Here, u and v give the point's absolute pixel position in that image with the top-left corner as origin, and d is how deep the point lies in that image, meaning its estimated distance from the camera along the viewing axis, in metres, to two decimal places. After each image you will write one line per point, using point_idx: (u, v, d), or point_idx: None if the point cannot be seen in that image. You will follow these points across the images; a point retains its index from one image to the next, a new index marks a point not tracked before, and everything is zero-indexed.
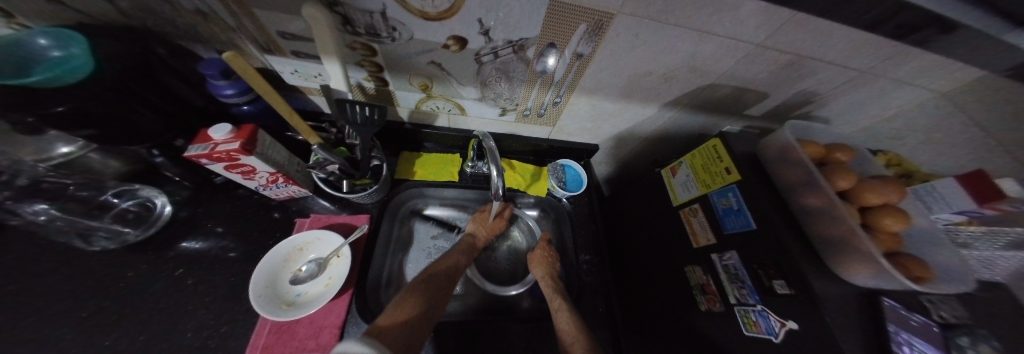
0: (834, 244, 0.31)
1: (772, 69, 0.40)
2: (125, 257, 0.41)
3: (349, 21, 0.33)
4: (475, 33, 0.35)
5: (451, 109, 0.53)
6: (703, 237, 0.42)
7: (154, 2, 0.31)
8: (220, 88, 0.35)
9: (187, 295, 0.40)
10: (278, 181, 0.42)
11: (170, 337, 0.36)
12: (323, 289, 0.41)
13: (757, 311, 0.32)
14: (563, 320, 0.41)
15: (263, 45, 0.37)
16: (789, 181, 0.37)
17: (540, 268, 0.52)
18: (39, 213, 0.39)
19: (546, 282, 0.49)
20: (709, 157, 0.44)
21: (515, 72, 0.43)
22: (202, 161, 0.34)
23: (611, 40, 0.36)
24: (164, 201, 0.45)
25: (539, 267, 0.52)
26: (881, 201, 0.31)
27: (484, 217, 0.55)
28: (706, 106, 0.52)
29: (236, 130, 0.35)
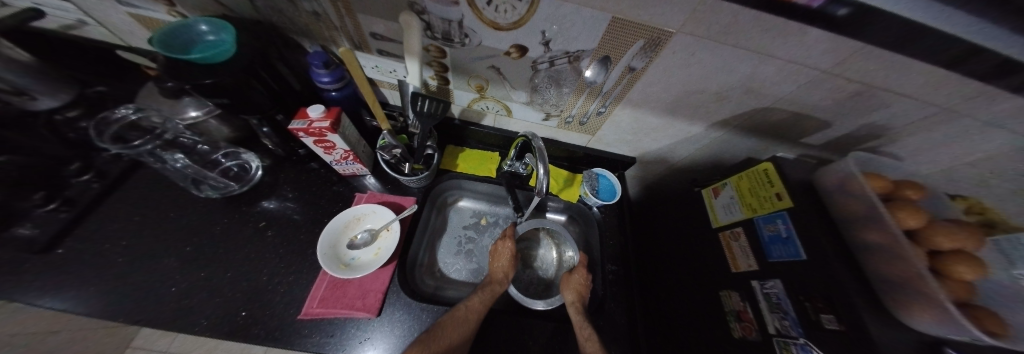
0: (897, 284, 0.29)
1: (837, 98, 0.39)
2: (224, 206, 0.50)
3: (430, 27, 0.38)
4: (536, 43, 0.38)
5: (498, 110, 0.57)
6: (743, 263, 0.41)
7: (283, 4, 0.39)
8: (320, 76, 0.42)
9: (265, 245, 0.47)
10: (349, 158, 0.49)
11: (251, 276, 0.43)
12: (373, 257, 0.47)
13: (799, 344, 0.31)
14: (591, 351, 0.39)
15: (355, 42, 0.43)
16: (847, 215, 0.35)
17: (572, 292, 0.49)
18: (176, 161, 0.49)
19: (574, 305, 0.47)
20: (757, 181, 0.43)
21: (566, 81, 0.45)
22: (299, 134, 0.41)
23: (666, 57, 0.37)
24: (257, 165, 0.54)
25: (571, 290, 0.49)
26: (956, 247, 0.29)
27: (501, 251, 0.53)
28: (758, 130, 0.51)
29: (327, 111, 0.42)
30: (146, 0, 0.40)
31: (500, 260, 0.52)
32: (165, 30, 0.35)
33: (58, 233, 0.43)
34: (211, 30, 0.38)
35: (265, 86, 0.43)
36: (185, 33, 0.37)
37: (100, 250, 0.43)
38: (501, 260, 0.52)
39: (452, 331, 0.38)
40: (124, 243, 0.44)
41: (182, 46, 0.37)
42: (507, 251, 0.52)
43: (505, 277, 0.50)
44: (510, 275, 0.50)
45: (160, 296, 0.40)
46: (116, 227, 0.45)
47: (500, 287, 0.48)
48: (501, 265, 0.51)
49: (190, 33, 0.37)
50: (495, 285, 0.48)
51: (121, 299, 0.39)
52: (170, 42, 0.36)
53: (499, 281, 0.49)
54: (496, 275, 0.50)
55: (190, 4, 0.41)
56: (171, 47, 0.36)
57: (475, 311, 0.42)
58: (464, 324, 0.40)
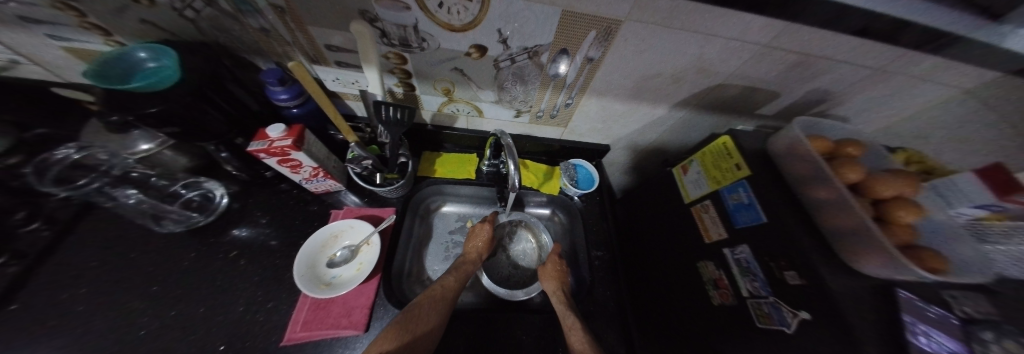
0: (846, 234, 0.32)
1: (780, 69, 0.42)
2: (190, 239, 0.47)
3: (386, 34, 0.38)
4: (494, 42, 0.39)
5: (470, 112, 0.57)
6: (715, 233, 0.44)
7: (229, 23, 0.37)
8: (277, 94, 0.41)
9: (239, 275, 0.45)
10: (319, 175, 0.48)
11: (226, 309, 0.41)
12: (355, 273, 0.46)
13: (769, 303, 0.33)
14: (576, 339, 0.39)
15: (312, 56, 0.42)
16: (799, 176, 0.38)
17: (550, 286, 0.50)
18: (128, 197, 0.47)
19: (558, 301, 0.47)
20: (719, 154, 0.45)
21: (530, 76, 0.46)
22: (261, 156, 0.40)
23: (620, 45, 0.38)
24: (223, 193, 0.52)
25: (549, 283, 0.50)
26: (894, 194, 0.32)
27: (478, 233, 0.54)
28: (716, 106, 0.53)
29: (288, 130, 0.41)
30: (75, 31, 0.38)
31: (477, 242, 0.54)
32: (97, 61, 0.33)
33: (2, 290, 0.40)
34: (150, 56, 0.36)
35: (220, 110, 0.42)
36: (121, 62, 0.35)
37: (52, 303, 0.40)
38: (478, 241, 0.54)
39: (430, 315, 0.40)
40: (78, 291, 0.41)
41: (121, 75, 0.36)
42: (484, 234, 0.54)
43: (478, 257, 0.53)
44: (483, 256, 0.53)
45: (126, 342, 0.37)
46: (68, 276, 0.42)
47: (472, 266, 0.51)
48: (476, 246, 0.54)
49: (127, 61, 0.35)
50: (467, 266, 0.51)
51: (81, 352, 0.36)
52: (105, 73, 0.34)
53: (472, 261, 0.52)
54: (469, 255, 0.53)
55: (127, 31, 0.39)
56: (108, 78, 0.35)
57: (450, 289, 0.45)
58: (440, 302, 0.42)
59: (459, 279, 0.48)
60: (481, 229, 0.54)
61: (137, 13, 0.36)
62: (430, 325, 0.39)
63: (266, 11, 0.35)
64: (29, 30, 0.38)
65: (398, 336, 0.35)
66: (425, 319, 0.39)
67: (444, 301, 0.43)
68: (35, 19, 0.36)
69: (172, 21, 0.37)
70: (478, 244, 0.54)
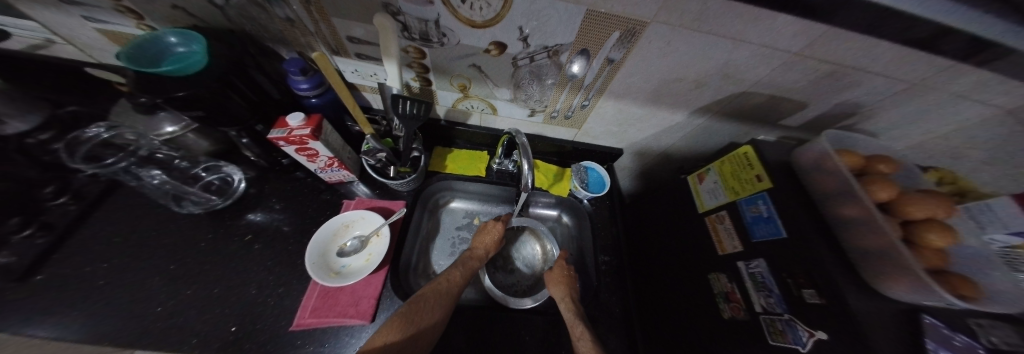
0: (872, 256, 0.30)
1: (810, 79, 0.40)
2: (208, 221, 0.48)
3: (407, 28, 0.38)
4: (514, 39, 0.38)
5: (484, 109, 0.57)
6: (729, 245, 0.42)
7: (255, 11, 0.38)
8: (298, 83, 0.41)
9: (253, 258, 0.46)
10: (334, 165, 0.49)
11: (240, 291, 0.42)
12: (363, 264, 0.46)
13: (784, 320, 0.32)
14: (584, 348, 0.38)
15: (333, 47, 0.43)
16: (824, 192, 0.36)
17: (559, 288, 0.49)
18: (154, 177, 0.49)
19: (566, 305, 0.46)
20: (738, 164, 0.44)
21: (547, 76, 0.46)
22: (279, 143, 0.41)
23: (642, 47, 0.38)
24: (240, 178, 0.53)
25: (558, 287, 0.49)
26: (928, 216, 0.30)
27: (490, 229, 0.54)
28: (737, 115, 0.52)
29: (307, 119, 0.41)
30: (113, 14, 0.39)
31: (487, 237, 0.54)
32: (131, 44, 0.34)
33: (35, 259, 0.42)
34: (180, 41, 0.38)
35: (242, 96, 0.42)
36: (153, 46, 0.36)
37: (80, 274, 0.41)
38: (488, 237, 0.53)
39: (432, 310, 0.39)
40: (105, 265, 0.43)
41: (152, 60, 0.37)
42: (496, 231, 0.54)
43: (485, 254, 0.53)
44: (489, 254, 0.53)
45: (146, 317, 0.39)
46: (95, 250, 0.44)
47: (478, 263, 0.50)
48: (485, 241, 0.53)
49: (157, 46, 0.36)
50: (473, 261, 0.50)
51: (105, 323, 0.38)
52: (137, 56, 0.35)
53: (478, 257, 0.51)
54: (476, 250, 0.52)
55: (159, 16, 0.40)
56: (139, 61, 0.36)
57: (455, 284, 0.44)
58: (443, 298, 0.41)
59: (464, 275, 0.47)
60: (494, 226, 0.54)
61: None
62: (433, 321, 0.38)
63: (291, 1, 0.35)
64: (70, 11, 0.39)
65: (398, 332, 0.35)
66: (430, 316, 0.39)
67: (448, 297, 0.42)
68: (77, 1, 0.37)
69: (203, 8, 0.38)
70: (487, 240, 0.53)
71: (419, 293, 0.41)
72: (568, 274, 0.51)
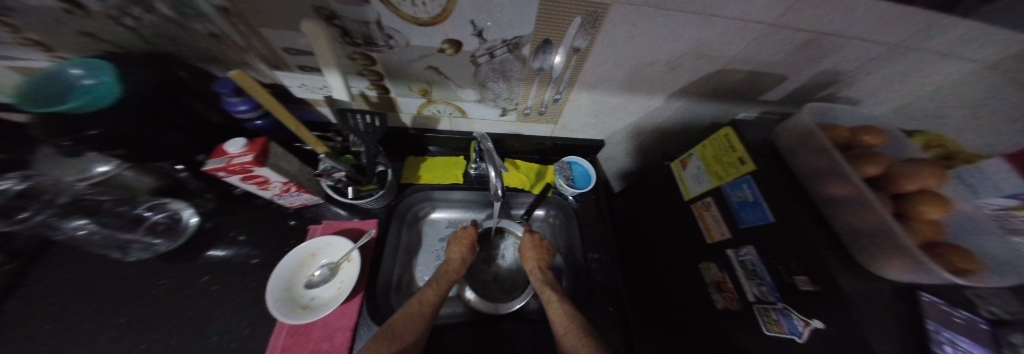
0: (863, 234, 0.29)
1: (787, 50, 0.38)
2: (158, 265, 0.44)
3: (347, 32, 0.34)
4: (468, 35, 0.35)
5: (452, 113, 0.54)
6: (717, 232, 0.40)
7: (172, 29, 0.34)
8: (234, 105, 0.37)
9: (214, 300, 0.42)
10: (291, 190, 0.45)
11: (199, 340, 0.38)
12: (334, 293, 0.43)
13: (778, 309, 0.30)
14: (555, 310, 0.40)
15: (271, 61, 0.39)
16: (809, 169, 0.34)
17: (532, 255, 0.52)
18: (78, 228, 0.42)
19: (537, 274, 0.49)
20: (720, 147, 0.42)
21: (513, 71, 0.42)
22: (220, 174, 0.37)
23: (608, 32, 0.34)
24: (191, 213, 0.48)
25: (530, 254, 0.52)
26: (919, 187, 0.29)
27: (462, 236, 0.53)
28: (716, 95, 0.50)
29: (249, 144, 0.37)
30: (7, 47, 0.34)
31: (460, 246, 0.52)
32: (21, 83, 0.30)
33: None
34: (84, 74, 0.32)
35: None
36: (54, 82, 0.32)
37: None
38: (462, 243, 0.52)
39: (406, 334, 0.36)
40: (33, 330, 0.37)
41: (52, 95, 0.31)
42: (468, 238, 0.53)
43: (461, 264, 0.50)
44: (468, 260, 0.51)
45: None
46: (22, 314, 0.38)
47: (455, 275, 0.48)
48: (459, 249, 0.51)
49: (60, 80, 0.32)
50: (453, 264, 0.49)
51: None
52: (31, 95, 0.30)
53: (458, 260, 0.50)
54: (453, 255, 0.51)
55: (64, 45, 0.35)
56: (35, 100, 0.31)
57: (430, 304, 0.41)
58: (418, 319, 0.38)
59: (438, 295, 0.43)
60: (465, 232, 0.53)
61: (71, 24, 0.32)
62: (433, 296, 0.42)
63: (210, 14, 0.31)
64: None
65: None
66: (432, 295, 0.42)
67: (426, 316, 0.39)
68: None
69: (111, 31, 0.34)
70: (461, 245, 0.52)
71: (388, 320, 0.37)
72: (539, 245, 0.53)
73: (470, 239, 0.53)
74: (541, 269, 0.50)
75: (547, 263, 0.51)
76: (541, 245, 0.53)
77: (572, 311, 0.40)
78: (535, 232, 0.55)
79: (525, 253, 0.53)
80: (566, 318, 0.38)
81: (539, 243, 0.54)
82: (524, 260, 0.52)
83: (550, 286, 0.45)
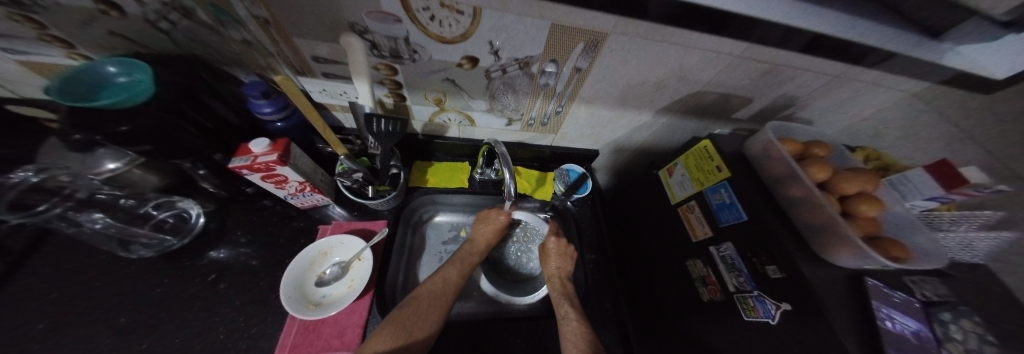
0: (817, 230, 0.34)
1: (752, 77, 0.45)
2: (160, 264, 0.43)
3: (376, 46, 0.37)
4: (486, 53, 0.39)
5: (462, 121, 0.58)
6: (701, 231, 0.46)
7: (208, 35, 0.36)
8: (260, 107, 0.39)
9: (219, 300, 0.41)
10: (305, 190, 0.46)
11: (204, 339, 0.38)
12: (346, 291, 0.44)
13: (754, 296, 0.35)
14: (568, 324, 0.41)
15: (297, 68, 0.42)
16: (773, 176, 0.41)
17: (555, 263, 0.52)
18: (95, 222, 0.43)
19: (556, 284, 0.50)
20: (700, 156, 0.48)
21: (521, 85, 0.47)
22: (243, 172, 0.38)
23: (606, 55, 0.40)
24: (198, 212, 0.48)
25: (553, 261, 0.52)
26: (857, 190, 0.35)
27: (491, 219, 0.54)
28: (696, 112, 0.57)
29: (272, 144, 0.39)
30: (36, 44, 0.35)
31: (486, 230, 0.53)
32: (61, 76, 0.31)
33: None
34: (120, 71, 0.34)
35: (196, 124, 0.40)
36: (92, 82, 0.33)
37: None
38: (487, 227, 0.54)
39: (428, 314, 0.38)
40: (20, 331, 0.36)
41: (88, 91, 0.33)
42: (500, 220, 0.54)
43: (485, 248, 0.52)
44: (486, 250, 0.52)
45: None
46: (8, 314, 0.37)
47: (478, 258, 0.51)
48: (486, 231, 0.53)
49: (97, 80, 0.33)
50: (472, 258, 0.50)
51: None
52: (69, 90, 0.32)
53: (476, 253, 0.51)
54: (475, 247, 0.52)
55: (94, 44, 0.36)
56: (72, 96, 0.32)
57: (451, 286, 0.43)
58: (441, 300, 0.41)
59: (458, 280, 0.45)
60: (498, 215, 0.54)
61: (107, 26, 0.34)
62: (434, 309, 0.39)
63: (249, 24, 0.34)
64: None
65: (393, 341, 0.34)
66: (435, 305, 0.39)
67: (448, 298, 0.41)
68: None
69: (147, 35, 0.36)
70: (486, 233, 0.53)
71: (411, 296, 0.40)
72: (566, 252, 0.53)
73: (500, 224, 0.54)
74: (560, 278, 0.50)
75: (567, 275, 0.52)
76: (567, 252, 0.54)
77: (584, 322, 0.41)
78: (563, 238, 0.55)
79: (548, 258, 0.53)
80: (577, 330, 0.40)
81: (565, 251, 0.53)
82: (546, 264, 0.53)
83: (567, 300, 0.46)
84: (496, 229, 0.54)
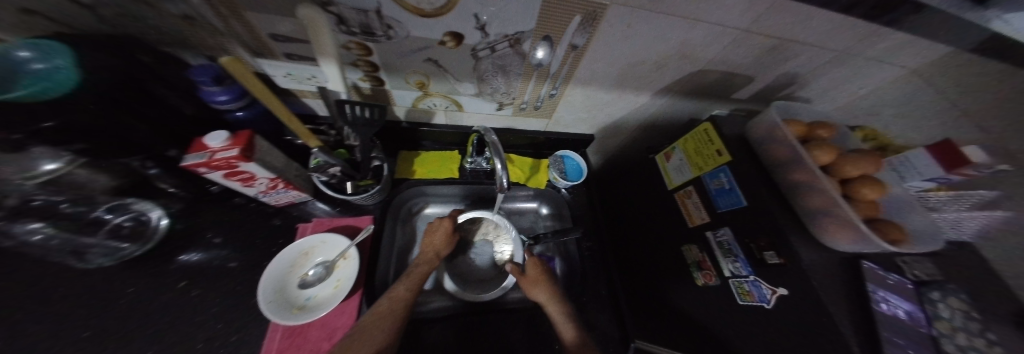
0: (819, 213, 0.34)
1: (757, 53, 0.42)
2: (124, 272, 0.40)
3: (343, 20, 0.32)
4: (472, 28, 0.35)
5: (449, 106, 0.54)
6: (698, 216, 0.45)
7: (136, 7, 0.30)
8: (214, 95, 0.34)
9: (195, 308, 0.39)
10: (279, 186, 0.42)
11: (182, 350, 0.35)
12: (332, 292, 0.42)
13: (750, 282, 0.34)
14: None
15: (254, 48, 0.36)
16: (778, 159, 0.39)
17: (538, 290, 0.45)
18: (33, 232, 0.37)
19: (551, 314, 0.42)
20: (700, 141, 0.46)
21: (512, 66, 0.43)
22: (201, 169, 0.34)
23: (604, 31, 0.36)
24: (160, 214, 0.44)
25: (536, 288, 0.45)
26: (863, 173, 0.34)
27: (437, 229, 0.50)
28: (696, 93, 0.54)
29: (233, 137, 0.34)
30: None
31: (436, 239, 0.50)
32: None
33: None
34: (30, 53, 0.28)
35: None
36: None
37: None
38: (436, 236, 0.50)
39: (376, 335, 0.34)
40: None
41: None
42: (443, 229, 0.50)
43: (436, 254, 0.49)
44: (441, 254, 0.49)
45: None
46: None
47: (427, 268, 0.46)
48: (435, 242, 0.49)
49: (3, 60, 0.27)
50: (423, 267, 0.46)
51: None
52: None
53: (428, 260, 0.47)
54: (424, 255, 0.48)
55: None
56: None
57: (401, 300, 0.39)
58: (389, 317, 0.37)
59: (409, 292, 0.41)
60: (441, 225, 0.51)
61: None
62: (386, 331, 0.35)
63: None
64: None
65: None
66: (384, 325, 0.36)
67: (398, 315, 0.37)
68: None
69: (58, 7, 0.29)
70: (436, 241, 0.50)
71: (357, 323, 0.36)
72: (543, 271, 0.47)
73: (445, 232, 0.50)
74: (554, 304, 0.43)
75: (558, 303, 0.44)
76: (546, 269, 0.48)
77: None
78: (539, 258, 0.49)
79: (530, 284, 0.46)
80: None
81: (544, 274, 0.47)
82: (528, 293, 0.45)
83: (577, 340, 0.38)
84: (443, 238, 0.51)
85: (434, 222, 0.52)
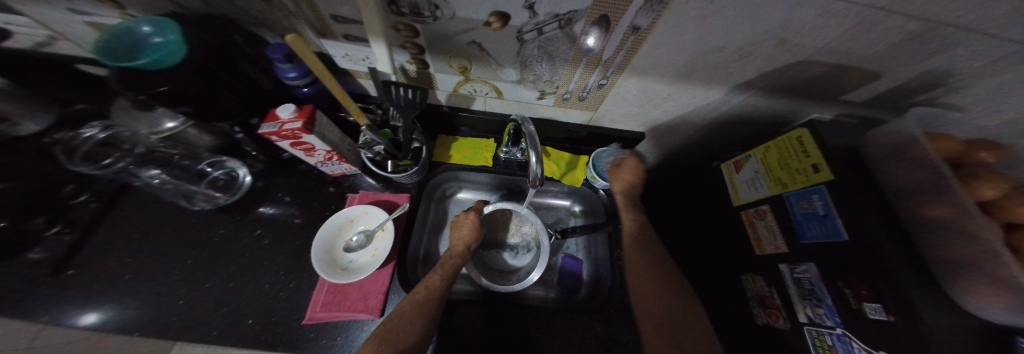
0: (960, 265, 0.24)
1: (890, 42, 0.30)
2: (219, 216, 0.49)
3: (394, 1, 0.32)
4: (519, 8, 0.32)
5: (488, 93, 0.52)
6: (769, 245, 0.38)
7: None
8: (285, 72, 0.38)
9: (265, 254, 0.46)
10: (333, 159, 0.47)
11: (254, 286, 0.43)
12: (370, 259, 0.46)
13: (834, 335, 0.28)
14: None
15: (318, 28, 0.39)
16: (903, 186, 0.29)
17: None
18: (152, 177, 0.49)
19: None
20: (789, 150, 0.37)
21: (558, 51, 0.39)
22: (273, 138, 0.39)
23: (677, 9, 0.30)
24: (245, 172, 0.52)
25: None
26: None
27: (463, 223, 0.52)
28: (788, 90, 0.43)
29: (298, 110, 0.38)
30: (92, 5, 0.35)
31: (462, 233, 0.51)
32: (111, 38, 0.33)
33: (64, 256, 0.44)
34: (154, 31, 0.35)
35: (227, 86, 0.41)
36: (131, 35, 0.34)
37: (108, 270, 0.43)
38: (463, 230, 0.51)
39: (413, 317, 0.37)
40: (129, 261, 0.44)
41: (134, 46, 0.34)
42: (470, 223, 0.51)
43: (465, 250, 0.50)
44: (470, 248, 0.50)
45: (170, 308, 0.40)
46: (118, 246, 0.45)
47: (459, 260, 0.48)
48: (461, 239, 0.51)
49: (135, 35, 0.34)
50: (455, 260, 0.47)
51: (137, 314, 0.40)
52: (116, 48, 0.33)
53: (459, 254, 0.49)
54: (456, 249, 0.50)
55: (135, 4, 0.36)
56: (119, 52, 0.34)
57: (436, 289, 0.41)
58: (423, 302, 0.39)
59: (442, 279, 0.43)
60: (466, 219, 0.52)
61: None
62: (421, 316, 0.37)
63: None
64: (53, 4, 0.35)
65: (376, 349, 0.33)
66: (420, 310, 0.38)
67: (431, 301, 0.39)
68: None
69: None
70: (463, 235, 0.51)
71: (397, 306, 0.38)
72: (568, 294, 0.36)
73: (470, 227, 0.51)
74: None
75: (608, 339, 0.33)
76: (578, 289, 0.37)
77: None
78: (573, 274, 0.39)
79: None
80: None
81: None
82: None
83: None
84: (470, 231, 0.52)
85: (460, 217, 0.53)
